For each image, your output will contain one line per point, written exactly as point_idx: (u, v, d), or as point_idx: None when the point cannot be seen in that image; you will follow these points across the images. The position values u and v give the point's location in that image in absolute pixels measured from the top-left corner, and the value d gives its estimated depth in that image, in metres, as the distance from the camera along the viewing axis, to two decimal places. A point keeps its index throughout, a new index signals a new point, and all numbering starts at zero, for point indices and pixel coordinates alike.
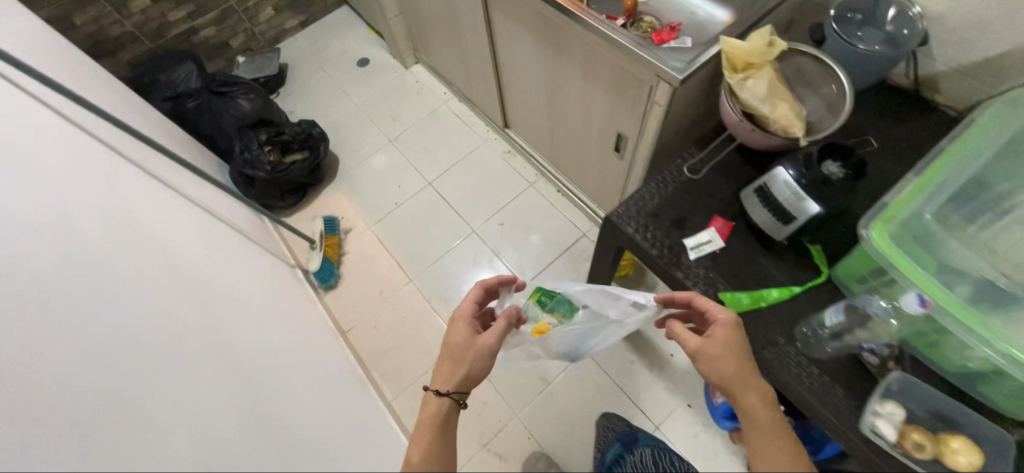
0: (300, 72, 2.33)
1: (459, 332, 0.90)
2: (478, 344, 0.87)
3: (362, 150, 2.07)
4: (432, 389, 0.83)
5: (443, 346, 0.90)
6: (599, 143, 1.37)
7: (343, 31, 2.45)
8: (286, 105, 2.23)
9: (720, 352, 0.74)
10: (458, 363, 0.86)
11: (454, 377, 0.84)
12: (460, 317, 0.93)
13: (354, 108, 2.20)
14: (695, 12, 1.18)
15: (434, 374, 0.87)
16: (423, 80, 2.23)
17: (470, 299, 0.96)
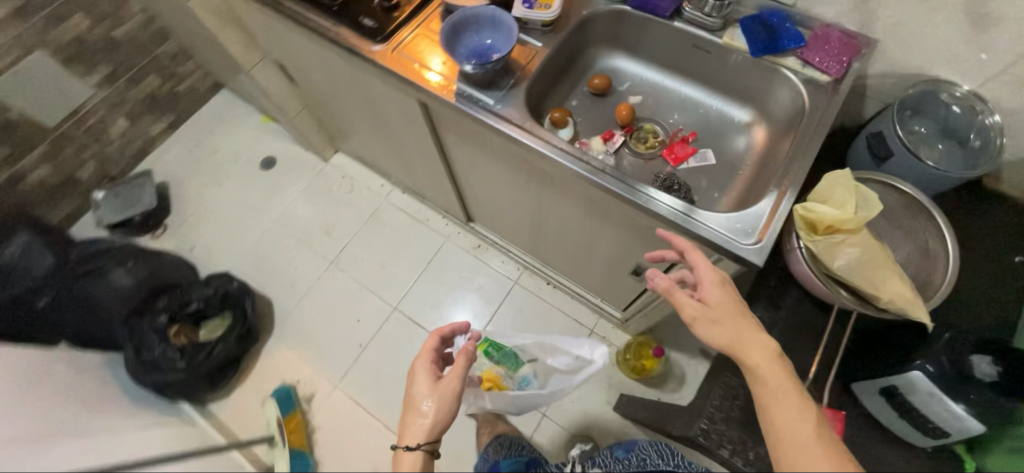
0: (187, 192, 1.83)
1: (421, 382, 0.89)
2: (441, 388, 0.87)
3: (298, 282, 1.67)
4: (403, 443, 0.85)
5: (405, 400, 0.89)
6: (607, 264, 1.13)
7: (229, 124, 1.95)
8: (180, 241, 1.74)
9: (715, 314, 0.68)
10: (421, 411, 0.86)
11: (422, 426, 0.84)
12: (419, 369, 0.91)
13: (272, 227, 1.77)
14: (707, 109, 0.95)
15: (402, 426, 0.87)
16: (350, 172, 1.84)
17: (427, 349, 0.94)
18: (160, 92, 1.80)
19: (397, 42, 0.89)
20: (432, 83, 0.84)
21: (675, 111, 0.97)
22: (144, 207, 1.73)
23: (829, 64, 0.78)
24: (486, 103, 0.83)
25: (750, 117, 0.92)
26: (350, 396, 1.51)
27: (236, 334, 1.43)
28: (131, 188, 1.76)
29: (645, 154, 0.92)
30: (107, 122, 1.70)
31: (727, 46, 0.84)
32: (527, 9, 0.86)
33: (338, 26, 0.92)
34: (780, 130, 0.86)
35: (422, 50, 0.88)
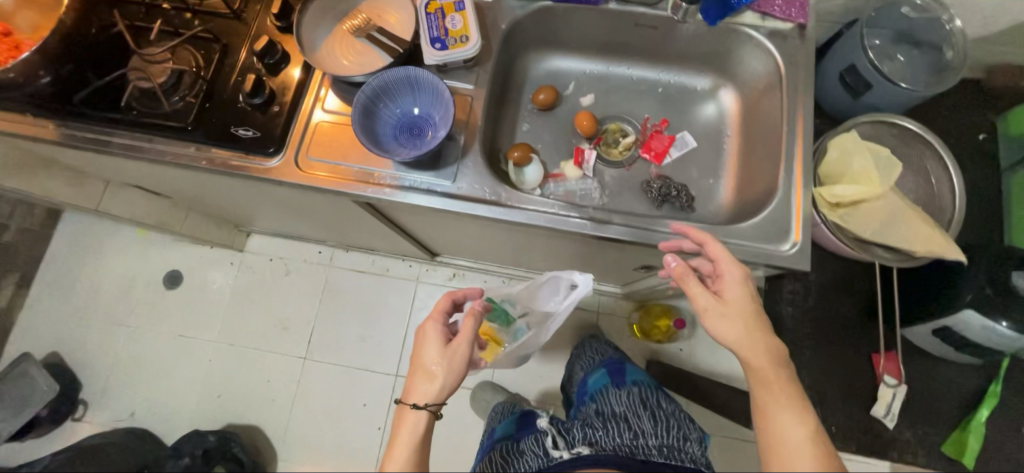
0: (93, 351, 1.50)
1: (430, 343, 0.77)
2: (453, 350, 0.75)
3: (278, 395, 1.46)
4: (409, 401, 0.72)
5: (414, 360, 0.77)
6: (611, 267, 1.05)
7: (99, 252, 1.56)
8: (117, 410, 1.45)
9: (726, 320, 0.64)
10: (434, 376, 0.74)
11: (427, 388, 0.73)
12: (427, 331, 0.78)
13: (217, 347, 1.50)
14: (665, 85, 0.93)
15: (405, 386, 0.75)
16: (276, 252, 1.57)
17: (437, 311, 0.82)
18: None
19: (295, 146, 0.73)
20: (364, 185, 0.70)
21: (635, 99, 0.93)
22: (47, 395, 1.36)
23: (791, 10, 0.79)
24: (437, 184, 0.69)
25: (711, 83, 0.92)
26: None
27: None
28: None
29: (623, 162, 0.88)
30: None
31: (679, 14, 0.80)
32: (443, 51, 0.72)
33: (213, 150, 0.74)
34: (754, 91, 0.86)
35: (328, 145, 0.73)
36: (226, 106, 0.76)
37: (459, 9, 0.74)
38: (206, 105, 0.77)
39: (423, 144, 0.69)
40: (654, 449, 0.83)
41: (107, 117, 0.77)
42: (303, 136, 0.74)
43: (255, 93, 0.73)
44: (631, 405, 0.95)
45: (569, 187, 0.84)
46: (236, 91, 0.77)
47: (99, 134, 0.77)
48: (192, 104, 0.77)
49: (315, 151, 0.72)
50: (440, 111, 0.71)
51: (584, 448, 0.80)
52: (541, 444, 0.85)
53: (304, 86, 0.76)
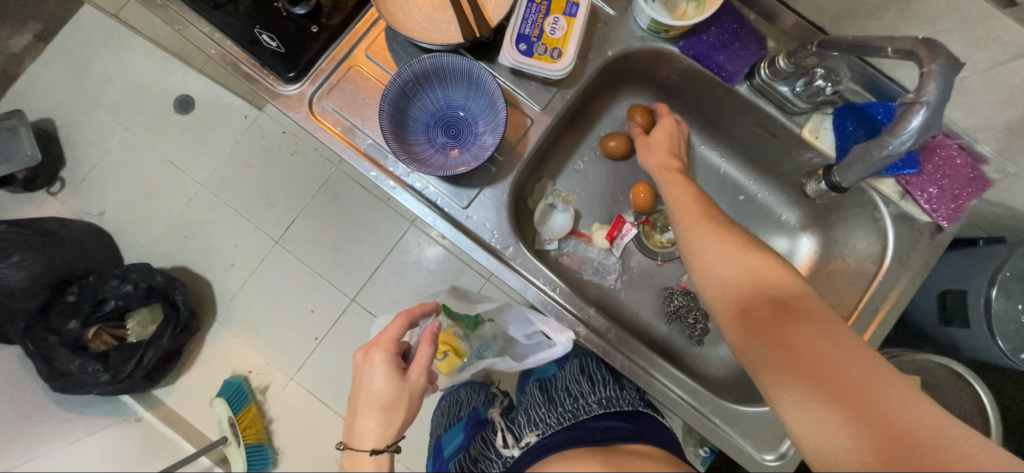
0: (86, 137, 1.47)
1: (376, 377, 0.68)
2: (406, 386, 0.68)
3: (238, 263, 1.45)
4: (364, 446, 0.67)
5: (358, 396, 0.68)
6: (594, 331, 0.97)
7: (123, 43, 1.47)
8: (87, 203, 1.45)
9: (708, 235, 0.68)
10: (384, 414, 0.67)
11: (378, 428, 0.67)
12: (373, 362, 0.69)
13: (201, 191, 1.47)
14: (748, 195, 0.97)
15: (352, 429, 0.68)
16: (291, 127, 1.48)
17: (386, 338, 0.70)
18: None
19: (315, 85, 0.74)
20: (370, 161, 0.73)
21: (711, 195, 0.97)
22: (27, 162, 1.33)
23: (937, 206, 0.79)
24: (444, 203, 0.74)
25: (800, 220, 0.95)
26: (306, 389, 1.42)
27: (168, 335, 1.25)
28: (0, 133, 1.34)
29: (660, 254, 0.94)
30: None
31: (811, 143, 0.80)
32: (525, 57, 0.72)
33: (234, 45, 0.74)
34: (835, 256, 0.91)
35: (346, 97, 0.74)
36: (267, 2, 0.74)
37: (568, 15, 0.73)
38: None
39: (450, 156, 0.75)
40: (593, 405, 0.74)
41: None
42: (329, 75, 0.74)
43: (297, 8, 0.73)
44: (572, 374, 0.84)
45: (590, 252, 0.93)
46: None
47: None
48: None
49: (333, 100, 0.74)
50: (481, 128, 0.76)
51: (531, 438, 0.72)
52: (494, 451, 0.76)
53: (347, 21, 0.75)
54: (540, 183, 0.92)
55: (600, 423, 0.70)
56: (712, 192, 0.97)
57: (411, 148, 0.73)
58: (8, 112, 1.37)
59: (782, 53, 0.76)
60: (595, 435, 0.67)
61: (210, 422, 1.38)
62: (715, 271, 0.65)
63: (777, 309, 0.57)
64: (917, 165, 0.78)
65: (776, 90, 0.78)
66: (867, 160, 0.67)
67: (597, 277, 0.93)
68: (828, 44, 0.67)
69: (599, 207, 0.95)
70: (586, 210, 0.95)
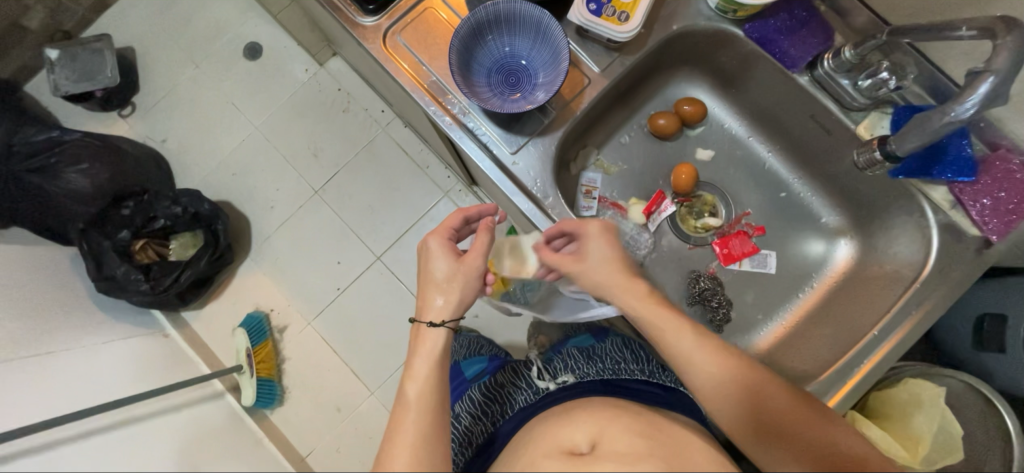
0: (160, 68, 1.57)
1: (437, 257, 0.77)
2: (465, 267, 0.76)
3: (278, 205, 1.52)
4: (427, 319, 0.75)
5: (423, 276, 0.77)
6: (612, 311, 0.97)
7: None
8: (152, 129, 1.55)
9: (690, 356, 0.69)
10: (445, 290, 0.76)
11: (441, 304, 0.75)
12: (434, 246, 0.78)
13: (255, 134, 1.55)
14: (790, 193, 0.96)
15: (420, 305, 0.77)
16: (347, 85, 1.55)
17: (445, 226, 0.80)
18: None
19: (393, 20, 0.78)
20: (431, 97, 0.77)
21: (752, 190, 0.96)
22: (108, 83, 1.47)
23: (989, 219, 0.77)
24: (495, 146, 0.77)
25: (839, 225, 0.94)
26: (321, 335, 1.48)
27: (206, 260, 1.32)
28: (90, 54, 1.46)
29: (692, 238, 0.95)
30: None
31: (862, 135, 0.79)
32: (593, 16, 0.75)
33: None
34: (870, 270, 0.89)
35: (419, 36, 0.78)
36: None
37: None
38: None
39: (508, 100, 0.77)
40: (636, 371, 0.83)
41: None
42: (405, 15, 0.78)
43: None
44: (614, 344, 0.90)
45: (625, 225, 0.94)
46: None
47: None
48: None
49: (405, 35, 0.78)
50: (541, 80, 0.78)
51: (569, 377, 0.82)
52: (527, 383, 0.86)
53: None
54: (584, 150, 0.94)
55: (639, 387, 0.80)
56: (754, 185, 0.97)
57: (473, 88, 0.76)
58: (98, 35, 1.49)
59: (847, 45, 0.76)
60: (634, 398, 0.77)
61: (228, 351, 1.44)
62: (708, 385, 0.68)
63: (772, 422, 0.66)
64: (974, 173, 0.76)
65: (837, 82, 0.77)
66: (926, 124, 0.66)
67: (626, 251, 0.95)
68: (900, 31, 0.68)
69: (639, 184, 0.96)
70: (627, 183, 0.96)
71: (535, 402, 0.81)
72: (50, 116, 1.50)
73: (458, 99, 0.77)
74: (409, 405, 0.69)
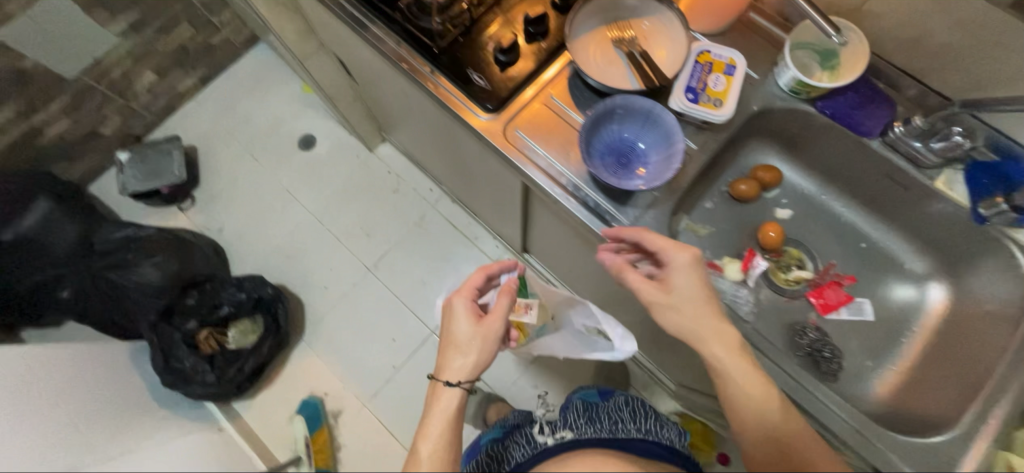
0: (218, 161, 1.68)
1: (461, 317, 0.81)
2: (484, 331, 0.79)
3: (331, 286, 1.55)
4: (443, 378, 0.78)
5: (445, 335, 0.80)
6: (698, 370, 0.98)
7: (266, 89, 1.75)
8: (208, 218, 1.62)
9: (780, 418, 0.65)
10: (462, 352, 0.79)
11: (461, 366, 0.78)
12: (457, 306, 0.81)
13: (308, 218, 1.62)
14: (870, 243, 0.90)
15: (441, 363, 0.80)
16: (397, 169, 1.65)
17: (467, 287, 0.84)
18: (193, 44, 1.59)
19: (509, 114, 0.70)
20: (546, 177, 0.68)
21: (832, 241, 0.90)
22: (174, 179, 1.56)
23: None
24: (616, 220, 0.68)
25: (927, 269, 0.87)
26: (378, 418, 1.43)
27: (268, 345, 1.32)
28: (158, 155, 1.58)
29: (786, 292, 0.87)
30: (132, 76, 1.52)
31: (939, 189, 0.77)
32: (694, 103, 0.66)
33: (432, 70, 0.71)
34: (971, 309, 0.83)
35: (540, 130, 0.70)
36: (470, 39, 0.72)
37: (729, 73, 0.67)
38: (453, 25, 0.71)
39: (623, 179, 0.67)
40: (632, 429, 0.82)
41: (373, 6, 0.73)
42: (523, 110, 0.71)
43: (507, 53, 0.69)
44: (616, 407, 0.92)
45: (723, 285, 0.84)
46: (496, 33, 0.71)
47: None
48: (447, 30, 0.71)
49: (524, 126, 0.70)
50: (654, 160, 0.67)
51: (567, 434, 0.81)
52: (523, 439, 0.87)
53: (547, 73, 0.72)
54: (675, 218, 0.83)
55: (639, 444, 0.78)
56: (833, 235, 0.90)
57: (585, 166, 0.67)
58: (167, 137, 1.62)
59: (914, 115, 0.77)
60: (628, 452, 0.76)
61: (284, 440, 1.40)
62: (758, 402, 0.64)
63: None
64: None
65: (909, 144, 0.77)
66: None
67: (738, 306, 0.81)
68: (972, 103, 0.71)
69: (728, 239, 0.86)
70: (715, 241, 0.85)
71: (530, 457, 0.81)
72: (112, 213, 1.57)
73: (581, 187, 0.68)
74: (421, 465, 0.73)
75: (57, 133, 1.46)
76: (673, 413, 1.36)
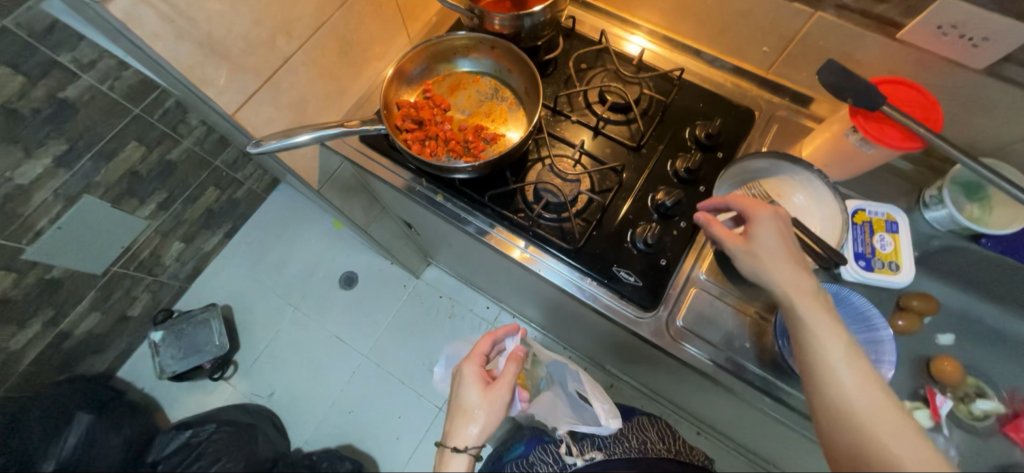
0: (255, 317, 1.56)
1: (468, 384, 0.66)
2: (493, 395, 0.63)
3: (401, 436, 1.41)
4: (450, 444, 0.63)
5: (451, 404, 0.66)
6: None
7: (294, 231, 1.67)
8: (253, 385, 1.48)
9: (929, 461, 0.43)
10: (469, 418, 0.63)
11: (474, 434, 0.62)
12: (465, 372, 0.68)
13: (364, 363, 1.50)
14: None
15: (448, 431, 0.64)
16: (447, 291, 1.58)
17: (477, 352, 0.70)
18: (219, 203, 1.51)
19: (666, 306, 0.65)
20: (728, 374, 0.63)
21: (1008, 362, 0.72)
22: (217, 351, 1.45)
23: None
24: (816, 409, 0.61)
25: None
26: None
27: None
28: (195, 327, 1.48)
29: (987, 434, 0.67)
30: (159, 251, 1.42)
31: None
32: (866, 272, 0.61)
33: (531, 248, 0.69)
34: None
35: (704, 319, 0.65)
36: (605, 230, 0.67)
37: (893, 230, 0.63)
38: (583, 219, 0.68)
39: None
40: (658, 450, 0.80)
41: (498, 212, 0.69)
42: (681, 299, 0.66)
43: (653, 245, 0.65)
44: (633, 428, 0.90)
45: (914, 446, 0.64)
46: (631, 220, 0.68)
47: (439, 194, 0.73)
48: (581, 225, 0.67)
49: (687, 320, 0.65)
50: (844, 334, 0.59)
51: (596, 454, 0.80)
52: (552, 453, 0.84)
53: (693, 253, 0.68)
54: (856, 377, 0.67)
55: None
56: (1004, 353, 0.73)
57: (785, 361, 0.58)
58: (204, 306, 1.52)
59: None
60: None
61: None
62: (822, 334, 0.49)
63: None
64: None
65: None
66: None
67: None
68: None
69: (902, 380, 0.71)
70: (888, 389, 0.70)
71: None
72: (149, 400, 1.43)
73: (769, 379, 0.62)
74: None
75: (86, 329, 1.33)
76: None
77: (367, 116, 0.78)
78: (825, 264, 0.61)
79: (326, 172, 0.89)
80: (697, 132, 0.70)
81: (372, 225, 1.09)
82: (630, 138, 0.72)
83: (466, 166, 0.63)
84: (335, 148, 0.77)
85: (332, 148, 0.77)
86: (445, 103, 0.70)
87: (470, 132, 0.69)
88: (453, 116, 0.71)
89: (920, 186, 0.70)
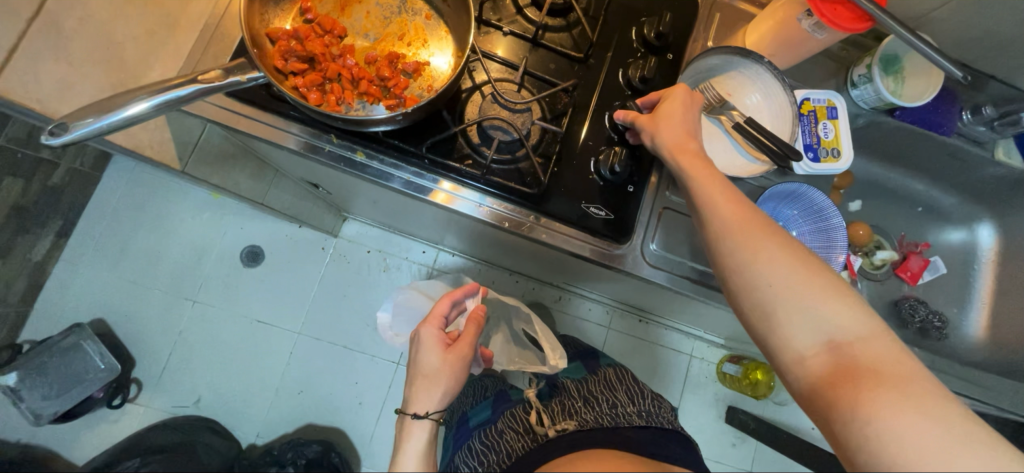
0: (145, 324, 1.29)
1: (426, 350, 0.58)
2: (454, 359, 0.57)
3: (365, 399, 1.34)
4: (409, 410, 0.55)
5: (409, 370, 0.58)
6: None
7: (159, 212, 1.33)
8: (174, 397, 1.27)
9: (807, 286, 0.44)
10: (433, 383, 0.56)
11: (436, 399, 0.55)
12: (423, 337, 0.59)
13: (300, 341, 1.35)
14: (927, 205, 0.85)
15: (406, 397, 0.57)
16: (374, 244, 1.43)
17: (436, 313, 0.61)
18: (28, 198, 1.08)
19: (639, 234, 0.62)
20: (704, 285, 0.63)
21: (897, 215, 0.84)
22: (106, 375, 1.18)
23: None
24: None
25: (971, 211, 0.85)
26: None
27: None
28: (62, 358, 1.16)
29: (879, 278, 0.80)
30: None
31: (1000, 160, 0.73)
32: (813, 165, 0.63)
33: (455, 187, 0.58)
34: None
35: (677, 238, 0.63)
36: (567, 162, 0.59)
37: (833, 117, 0.64)
38: (540, 155, 0.59)
39: None
40: (633, 416, 0.60)
41: (441, 163, 0.57)
42: (651, 223, 0.63)
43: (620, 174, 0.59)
44: (608, 375, 0.70)
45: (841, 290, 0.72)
46: (592, 146, 0.60)
47: (359, 152, 0.57)
48: (540, 163, 0.58)
49: (661, 242, 0.62)
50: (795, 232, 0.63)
51: (569, 424, 0.58)
52: (524, 421, 0.60)
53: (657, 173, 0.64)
54: None
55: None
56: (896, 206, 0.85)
57: None
58: (66, 328, 1.19)
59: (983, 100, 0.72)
60: (638, 448, 0.55)
61: None
62: (710, 197, 0.49)
63: (845, 386, 0.41)
64: None
65: (974, 131, 0.73)
66: None
67: None
68: None
69: None
70: None
71: (524, 452, 0.56)
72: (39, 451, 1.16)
73: None
74: None
75: None
76: (732, 366, 1.44)
77: (226, 58, 0.56)
78: (780, 157, 0.57)
79: (188, 143, 0.70)
80: (646, 32, 0.62)
81: (265, 193, 0.87)
82: (574, 48, 0.62)
83: (394, 116, 0.48)
84: (191, 111, 0.55)
85: (187, 111, 0.55)
86: (338, 27, 0.52)
87: (384, 64, 0.53)
88: (355, 46, 0.54)
89: (849, 66, 0.71)
